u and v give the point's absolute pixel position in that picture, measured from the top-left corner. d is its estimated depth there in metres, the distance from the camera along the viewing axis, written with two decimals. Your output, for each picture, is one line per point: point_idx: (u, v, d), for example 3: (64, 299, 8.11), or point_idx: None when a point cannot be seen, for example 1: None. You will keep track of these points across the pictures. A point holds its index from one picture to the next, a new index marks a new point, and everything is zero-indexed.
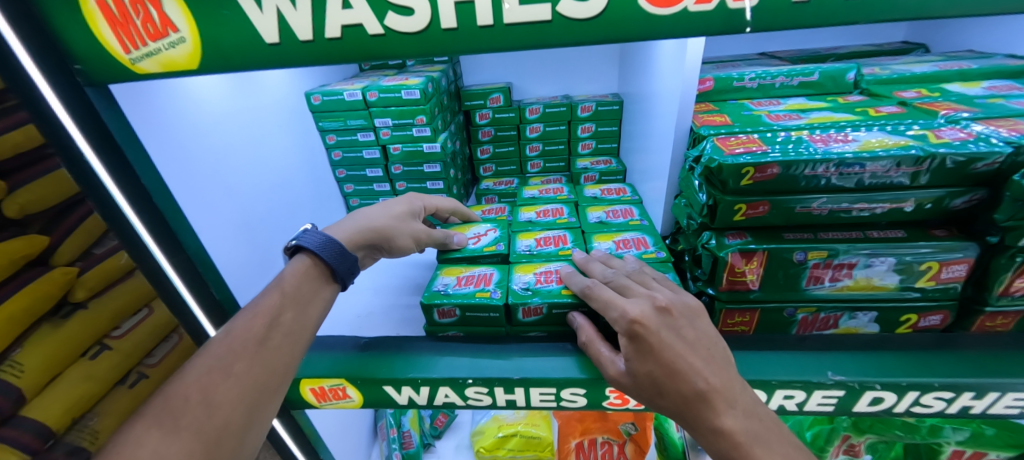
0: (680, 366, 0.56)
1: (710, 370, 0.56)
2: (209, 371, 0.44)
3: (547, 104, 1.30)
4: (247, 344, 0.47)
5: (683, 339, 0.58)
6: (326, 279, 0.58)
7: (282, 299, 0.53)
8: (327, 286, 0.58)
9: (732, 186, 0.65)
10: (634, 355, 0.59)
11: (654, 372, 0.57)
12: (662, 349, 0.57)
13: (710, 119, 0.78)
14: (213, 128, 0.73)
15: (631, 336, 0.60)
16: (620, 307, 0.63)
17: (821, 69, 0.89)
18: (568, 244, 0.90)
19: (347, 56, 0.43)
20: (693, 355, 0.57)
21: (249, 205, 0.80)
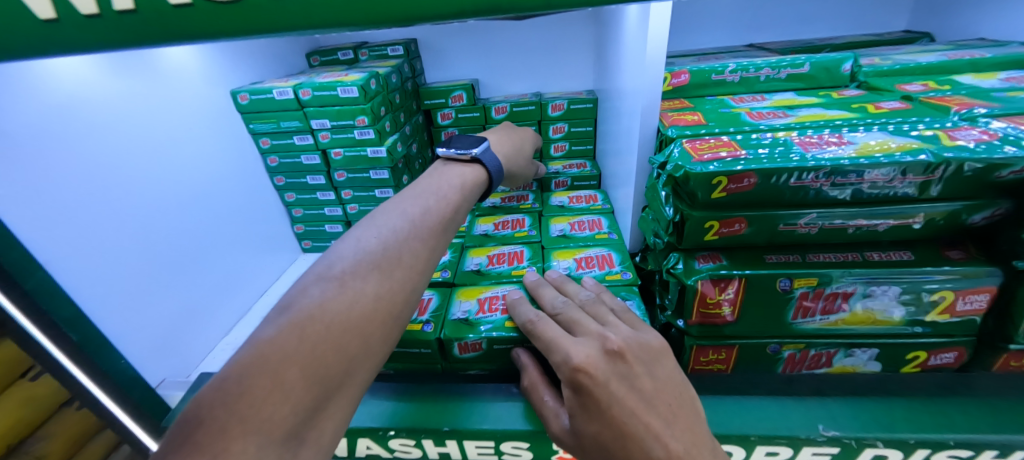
0: (633, 428, 0.44)
1: (669, 432, 0.45)
2: (321, 294, 0.37)
3: (515, 102, 1.19)
4: (360, 257, 0.41)
5: (639, 392, 0.47)
6: (469, 200, 0.56)
7: (420, 215, 0.47)
8: (467, 196, 0.55)
9: (701, 199, 0.54)
10: (579, 411, 0.48)
11: (601, 434, 0.46)
12: (610, 406, 0.46)
13: (681, 117, 0.67)
14: (91, 131, 0.61)
15: (575, 386, 0.49)
16: (564, 349, 0.52)
17: (812, 60, 0.77)
18: (524, 262, 0.78)
19: (154, 36, 0.31)
20: (649, 412, 0.46)
21: (144, 219, 0.69)
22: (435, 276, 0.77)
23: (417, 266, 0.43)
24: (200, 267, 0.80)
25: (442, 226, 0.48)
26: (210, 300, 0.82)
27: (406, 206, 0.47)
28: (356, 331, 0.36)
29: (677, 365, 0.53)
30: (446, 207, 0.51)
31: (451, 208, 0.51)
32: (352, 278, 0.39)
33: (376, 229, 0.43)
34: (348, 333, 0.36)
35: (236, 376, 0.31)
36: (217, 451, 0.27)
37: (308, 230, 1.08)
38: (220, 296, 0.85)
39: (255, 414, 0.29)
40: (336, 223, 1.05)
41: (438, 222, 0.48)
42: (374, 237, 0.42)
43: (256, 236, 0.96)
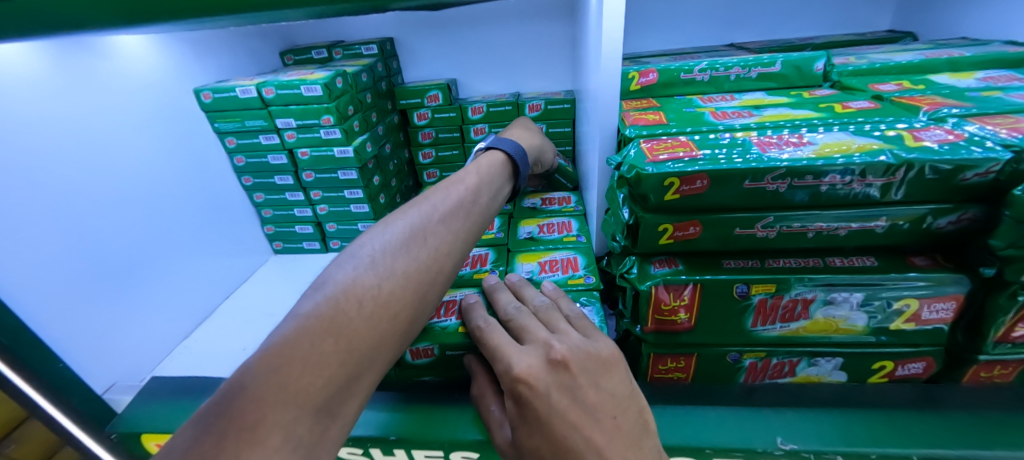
0: (571, 443, 0.42)
1: (610, 446, 0.42)
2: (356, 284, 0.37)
3: (492, 102, 1.17)
4: (398, 246, 0.41)
5: (581, 405, 0.45)
6: (496, 197, 0.56)
7: (458, 209, 0.48)
8: (497, 199, 0.56)
9: (653, 201, 0.52)
10: (519, 423, 0.46)
11: (541, 448, 0.43)
12: (549, 420, 0.44)
13: (644, 117, 0.65)
14: (26, 129, 0.59)
15: (516, 399, 0.46)
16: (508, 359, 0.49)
17: (784, 58, 0.75)
18: (487, 265, 0.75)
19: None
20: (590, 426, 0.43)
21: (91, 222, 0.67)
22: None
23: (451, 254, 0.44)
24: (154, 270, 0.78)
25: (474, 216, 0.50)
26: (169, 301, 0.81)
27: (445, 203, 0.47)
28: (380, 329, 0.36)
29: (627, 374, 0.51)
30: (483, 199, 0.53)
31: (489, 198, 0.54)
32: (388, 259, 0.40)
33: (421, 210, 0.45)
34: (376, 319, 0.36)
35: (285, 346, 0.32)
36: (255, 421, 0.28)
37: (278, 231, 1.06)
38: (178, 301, 0.83)
39: (292, 389, 0.31)
40: (306, 224, 1.03)
41: (474, 211, 0.50)
42: (411, 218, 0.44)
43: (222, 237, 0.95)
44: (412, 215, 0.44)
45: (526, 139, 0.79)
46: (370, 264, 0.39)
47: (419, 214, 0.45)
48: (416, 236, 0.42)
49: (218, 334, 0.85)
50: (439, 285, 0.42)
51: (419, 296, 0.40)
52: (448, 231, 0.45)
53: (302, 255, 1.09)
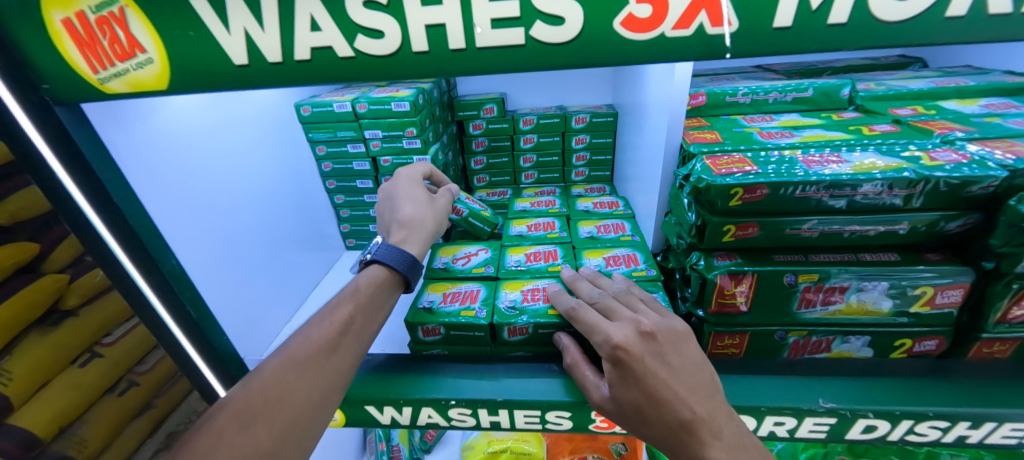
0: (664, 396, 0.54)
1: (694, 400, 0.54)
2: (282, 376, 0.51)
3: (541, 114, 1.30)
4: (321, 351, 0.55)
5: (669, 368, 0.56)
6: (395, 290, 0.68)
7: (355, 309, 0.61)
8: (395, 294, 0.67)
9: (720, 206, 0.64)
10: (618, 381, 0.57)
11: (639, 400, 0.55)
12: (644, 378, 0.55)
13: (702, 136, 0.77)
14: (189, 142, 0.70)
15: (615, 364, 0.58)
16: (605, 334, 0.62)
17: (815, 85, 0.87)
18: (558, 260, 0.88)
19: (319, 77, 0.42)
20: (677, 384, 0.55)
21: (230, 220, 0.78)
22: (480, 270, 0.87)
23: (359, 342, 0.59)
24: (268, 261, 0.89)
25: (378, 306, 0.64)
26: (278, 289, 0.92)
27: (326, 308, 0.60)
28: (298, 412, 0.50)
29: (698, 347, 0.62)
30: (386, 291, 0.65)
31: (382, 293, 0.66)
32: (316, 345, 0.55)
33: (321, 318, 0.59)
34: (307, 385, 0.51)
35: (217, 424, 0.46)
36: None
37: (353, 229, 1.19)
38: (283, 291, 0.94)
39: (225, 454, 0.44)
40: (379, 224, 1.16)
41: (370, 308, 0.62)
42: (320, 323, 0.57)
43: (310, 235, 1.06)
44: (325, 313, 0.59)
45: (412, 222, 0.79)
46: (302, 350, 0.54)
47: (329, 312, 0.60)
48: (336, 329, 0.57)
49: None
50: (352, 364, 0.57)
51: (339, 371, 0.55)
52: (361, 322, 0.60)
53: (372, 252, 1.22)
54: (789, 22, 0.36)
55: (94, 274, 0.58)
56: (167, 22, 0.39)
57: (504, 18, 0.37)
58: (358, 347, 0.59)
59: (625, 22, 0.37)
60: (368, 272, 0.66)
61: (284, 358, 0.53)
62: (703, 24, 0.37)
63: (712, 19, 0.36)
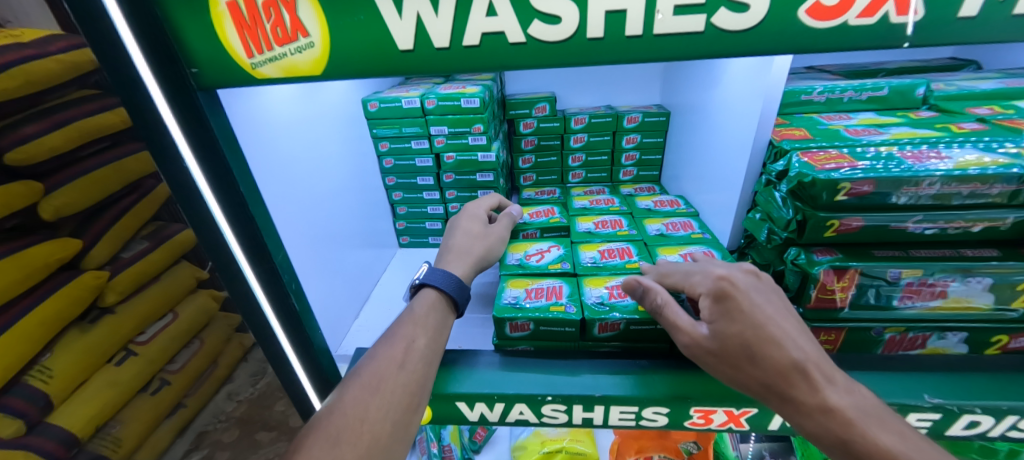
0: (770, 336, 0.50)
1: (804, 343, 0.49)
2: (359, 396, 0.54)
3: (592, 114, 1.30)
4: (389, 368, 0.57)
5: (775, 313, 0.52)
6: (449, 311, 0.69)
7: (416, 329, 0.63)
8: (450, 316, 0.69)
9: (824, 200, 0.64)
10: (720, 313, 0.54)
11: (745, 331, 0.50)
12: (747, 317, 0.52)
13: (790, 132, 0.77)
14: (285, 132, 0.70)
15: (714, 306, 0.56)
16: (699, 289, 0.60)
17: (891, 84, 0.88)
18: (634, 257, 0.88)
19: (481, 63, 0.41)
20: (785, 327, 0.51)
21: (313, 211, 0.78)
22: (557, 266, 0.86)
23: (426, 358, 0.61)
24: (339, 256, 0.88)
25: (439, 326, 0.66)
26: (347, 288, 0.91)
27: (388, 331, 0.64)
28: (380, 425, 0.52)
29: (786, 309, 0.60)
30: (442, 313, 0.68)
31: (440, 312, 0.68)
32: (388, 364, 0.58)
33: (386, 340, 0.62)
34: (383, 403, 0.54)
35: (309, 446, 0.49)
36: None
37: (409, 226, 1.19)
38: (351, 287, 0.93)
39: None
40: (436, 221, 1.16)
41: (430, 326, 0.65)
42: (387, 345, 0.61)
43: (370, 231, 1.05)
44: (392, 334, 0.63)
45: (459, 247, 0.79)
46: (376, 369, 0.57)
47: (395, 331, 0.63)
48: (402, 349, 0.60)
49: (382, 317, 0.95)
50: (423, 379, 0.59)
51: (411, 386, 0.57)
52: (425, 341, 0.62)
53: (427, 250, 1.22)
54: (975, 12, 0.36)
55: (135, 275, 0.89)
56: (337, 5, 0.39)
57: (689, 4, 0.37)
58: (427, 364, 0.61)
59: (811, 10, 0.36)
60: (421, 297, 0.68)
61: (359, 380, 0.56)
62: (888, 12, 0.36)
63: (898, 8, 0.36)
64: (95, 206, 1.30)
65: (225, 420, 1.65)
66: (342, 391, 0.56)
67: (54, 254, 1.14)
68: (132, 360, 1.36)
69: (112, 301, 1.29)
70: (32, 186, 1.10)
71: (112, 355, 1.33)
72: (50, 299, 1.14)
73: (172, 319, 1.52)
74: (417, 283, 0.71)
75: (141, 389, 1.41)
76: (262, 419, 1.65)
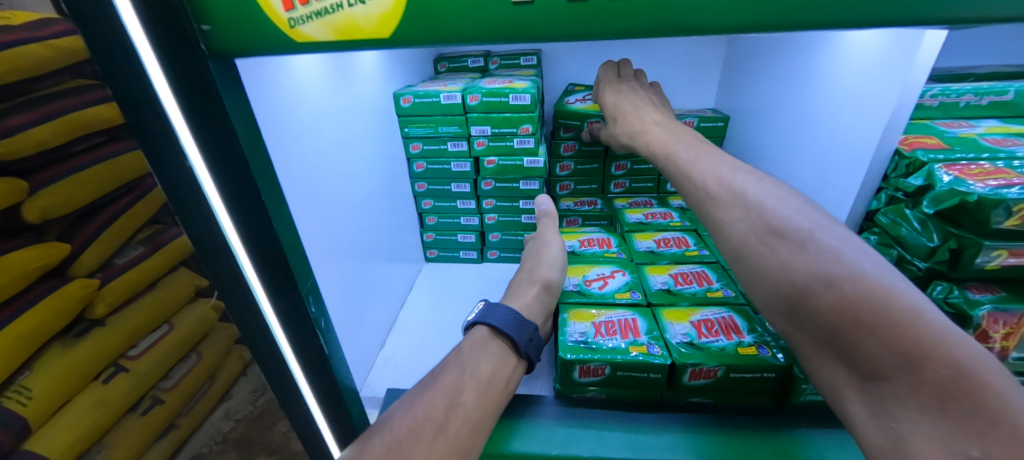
0: (879, 317, 0.30)
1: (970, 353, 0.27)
2: None
3: None
4: (426, 428, 0.43)
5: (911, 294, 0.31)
6: (505, 354, 0.57)
7: (462, 376, 0.50)
8: (512, 360, 0.57)
9: (994, 226, 0.51)
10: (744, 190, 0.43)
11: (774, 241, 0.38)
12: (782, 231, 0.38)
13: (919, 140, 0.65)
14: (311, 126, 0.57)
15: (779, 238, 0.38)
16: (745, 201, 0.42)
17: (1016, 87, 0.75)
18: (714, 283, 0.75)
19: (627, 26, 0.28)
20: (932, 320, 0.29)
21: (340, 221, 0.65)
22: (626, 296, 0.73)
23: (474, 422, 0.46)
24: (364, 274, 0.75)
25: (492, 377, 0.52)
26: (372, 311, 0.78)
27: (427, 377, 0.51)
28: None
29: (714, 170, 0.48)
30: (495, 358, 0.55)
31: (489, 358, 0.55)
32: (423, 424, 0.43)
33: (422, 387, 0.49)
34: None
35: None
36: None
37: (438, 239, 1.06)
38: (377, 307, 0.80)
39: None
40: (469, 233, 1.04)
41: (480, 376, 0.51)
42: (424, 393, 0.47)
43: (397, 243, 0.93)
44: (432, 383, 0.49)
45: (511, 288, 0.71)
46: (408, 430, 0.43)
47: (437, 380, 0.49)
48: (445, 404, 0.46)
49: (412, 348, 0.81)
50: (467, 450, 0.44)
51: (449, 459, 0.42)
52: (474, 397, 0.49)
53: (457, 265, 1.09)
54: None
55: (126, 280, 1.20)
56: None
57: None
58: (474, 424, 0.47)
59: None
60: (472, 335, 0.58)
61: (384, 442, 0.42)
62: None
63: None
64: (86, 207, 1.16)
65: (221, 442, 1.43)
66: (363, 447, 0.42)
67: (36, 261, 1.00)
68: (122, 377, 1.19)
69: (102, 313, 1.15)
70: (14, 183, 0.96)
71: (100, 371, 1.17)
72: (30, 311, 0.99)
73: (168, 330, 1.34)
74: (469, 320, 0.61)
75: (129, 409, 1.23)
76: (262, 441, 1.43)
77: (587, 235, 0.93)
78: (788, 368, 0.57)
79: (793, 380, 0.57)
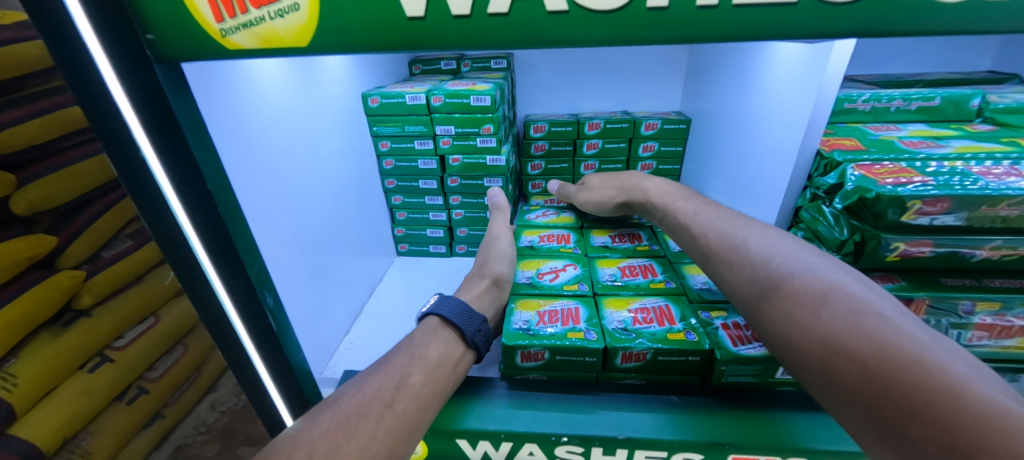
0: (798, 307, 0.38)
1: (877, 322, 0.33)
2: (333, 430, 0.43)
3: (608, 119, 1.22)
4: (373, 404, 0.46)
5: (835, 280, 0.38)
6: (455, 341, 0.61)
7: (412, 360, 0.54)
8: (461, 348, 0.61)
9: (890, 219, 0.55)
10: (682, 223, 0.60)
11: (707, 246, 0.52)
12: (716, 236, 0.52)
13: (841, 142, 0.70)
14: (273, 124, 0.62)
15: (721, 255, 0.49)
16: (693, 231, 0.56)
17: (942, 93, 0.80)
18: (658, 275, 0.80)
19: (510, 38, 0.33)
20: (847, 300, 0.36)
21: (303, 213, 0.70)
22: (573, 288, 0.78)
23: (420, 401, 0.50)
24: (330, 265, 0.80)
25: (439, 361, 0.56)
26: (337, 300, 0.82)
27: (380, 359, 0.54)
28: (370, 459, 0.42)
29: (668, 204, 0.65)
30: (444, 345, 0.59)
31: (439, 344, 0.59)
32: (371, 400, 0.46)
33: (376, 367, 0.52)
34: (361, 447, 0.42)
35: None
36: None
37: (408, 233, 1.11)
38: (343, 296, 0.85)
39: None
40: (438, 228, 1.09)
41: (430, 361, 0.55)
42: (378, 372, 0.51)
43: (367, 236, 0.97)
44: (384, 366, 0.52)
45: (464, 285, 0.75)
46: (357, 405, 0.46)
47: (388, 363, 0.52)
48: (393, 385, 0.49)
49: (375, 336, 0.85)
50: (411, 427, 0.47)
51: (396, 434, 0.45)
52: (422, 379, 0.52)
53: (427, 258, 1.14)
54: None
55: (115, 266, 1.22)
56: None
57: None
58: (421, 404, 0.50)
59: None
60: (424, 325, 0.62)
61: (336, 414, 0.45)
62: None
63: None
64: (76, 202, 1.17)
65: (206, 432, 1.37)
66: (317, 415, 0.45)
67: (24, 253, 1.02)
68: (107, 367, 1.18)
69: (89, 303, 1.15)
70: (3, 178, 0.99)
71: (84, 361, 1.16)
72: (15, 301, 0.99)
73: (154, 323, 1.31)
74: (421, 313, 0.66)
75: (116, 397, 1.21)
76: (246, 432, 1.37)
77: (548, 231, 0.97)
78: (710, 351, 0.62)
79: (714, 362, 0.62)
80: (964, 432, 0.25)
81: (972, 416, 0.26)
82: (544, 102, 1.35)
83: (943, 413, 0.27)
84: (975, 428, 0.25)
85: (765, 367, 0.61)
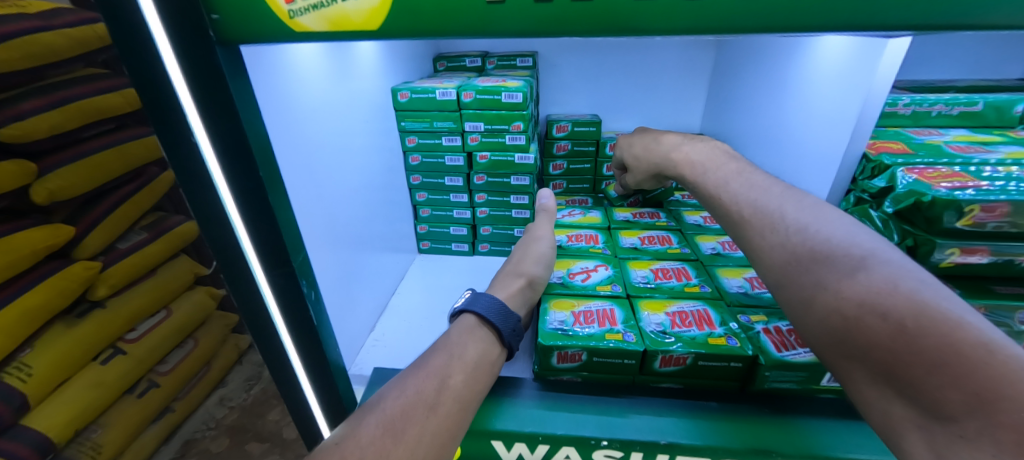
0: (779, 222, 0.40)
1: (867, 245, 0.35)
2: (379, 436, 0.41)
3: None
4: (419, 408, 0.44)
5: (835, 216, 0.39)
6: (491, 341, 0.59)
7: (451, 361, 0.52)
8: (497, 348, 0.59)
9: (945, 224, 0.54)
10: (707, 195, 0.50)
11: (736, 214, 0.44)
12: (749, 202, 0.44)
13: (887, 145, 0.68)
14: (312, 116, 0.61)
15: (744, 226, 0.43)
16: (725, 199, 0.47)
17: (986, 99, 0.78)
18: (693, 279, 0.78)
19: (589, 24, 0.32)
20: (839, 224, 0.38)
21: (335, 205, 0.69)
22: (607, 289, 0.76)
23: (463, 402, 0.48)
24: (357, 259, 0.79)
25: (478, 361, 0.54)
26: (363, 296, 0.81)
27: (416, 359, 0.52)
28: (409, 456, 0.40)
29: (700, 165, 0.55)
30: (482, 344, 0.58)
31: (475, 343, 0.57)
32: (417, 403, 0.44)
33: (412, 369, 0.50)
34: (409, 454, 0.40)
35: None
36: None
37: (431, 231, 1.10)
38: (368, 292, 0.84)
39: None
40: (461, 226, 1.08)
41: (468, 362, 0.53)
42: (418, 375, 0.48)
43: (390, 234, 0.96)
44: (423, 366, 0.50)
45: (499, 285, 0.72)
46: (403, 407, 0.44)
47: (427, 363, 0.50)
48: (437, 387, 0.47)
49: (401, 333, 0.84)
50: (454, 432, 0.45)
51: (442, 438, 0.44)
52: (462, 380, 0.50)
53: (448, 256, 1.14)
54: None
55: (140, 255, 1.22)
56: None
57: None
58: (462, 409, 0.48)
59: None
60: (461, 323, 0.60)
61: (381, 418, 0.42)
62: None
63: None
64: (92, 192, 1.15)
65: (215, 427, 1.35)
66: (361, 418, 0.43)
67: (43, 241, 1.00)
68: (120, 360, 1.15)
69: (104, 294, 1.12)
70: (23, 165, 0.97)
71: (98, 352, 1.13)
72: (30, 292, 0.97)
73: (167, 315, 1.29)
74: (457, 309, 0.64)
75: (126, 390, 1.18)
76: (257, 428, 1.35)
77: (576, 230, 0.96)
78: (753, 357, 0.60)
79: (758, 367, 0.60)
80: (910, 315, 0.28)
81: (920, 303, 0.29)
82: (565, 102, 1.34)
83: (896, 299, 0.29)
84: (919, 315, 0.28)
85: (810, 374, 0.59)
